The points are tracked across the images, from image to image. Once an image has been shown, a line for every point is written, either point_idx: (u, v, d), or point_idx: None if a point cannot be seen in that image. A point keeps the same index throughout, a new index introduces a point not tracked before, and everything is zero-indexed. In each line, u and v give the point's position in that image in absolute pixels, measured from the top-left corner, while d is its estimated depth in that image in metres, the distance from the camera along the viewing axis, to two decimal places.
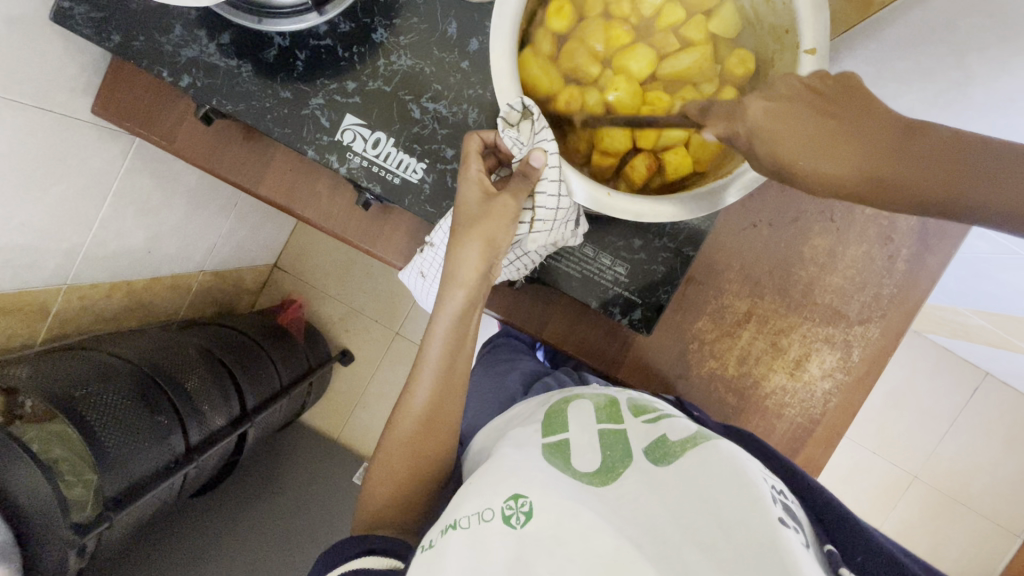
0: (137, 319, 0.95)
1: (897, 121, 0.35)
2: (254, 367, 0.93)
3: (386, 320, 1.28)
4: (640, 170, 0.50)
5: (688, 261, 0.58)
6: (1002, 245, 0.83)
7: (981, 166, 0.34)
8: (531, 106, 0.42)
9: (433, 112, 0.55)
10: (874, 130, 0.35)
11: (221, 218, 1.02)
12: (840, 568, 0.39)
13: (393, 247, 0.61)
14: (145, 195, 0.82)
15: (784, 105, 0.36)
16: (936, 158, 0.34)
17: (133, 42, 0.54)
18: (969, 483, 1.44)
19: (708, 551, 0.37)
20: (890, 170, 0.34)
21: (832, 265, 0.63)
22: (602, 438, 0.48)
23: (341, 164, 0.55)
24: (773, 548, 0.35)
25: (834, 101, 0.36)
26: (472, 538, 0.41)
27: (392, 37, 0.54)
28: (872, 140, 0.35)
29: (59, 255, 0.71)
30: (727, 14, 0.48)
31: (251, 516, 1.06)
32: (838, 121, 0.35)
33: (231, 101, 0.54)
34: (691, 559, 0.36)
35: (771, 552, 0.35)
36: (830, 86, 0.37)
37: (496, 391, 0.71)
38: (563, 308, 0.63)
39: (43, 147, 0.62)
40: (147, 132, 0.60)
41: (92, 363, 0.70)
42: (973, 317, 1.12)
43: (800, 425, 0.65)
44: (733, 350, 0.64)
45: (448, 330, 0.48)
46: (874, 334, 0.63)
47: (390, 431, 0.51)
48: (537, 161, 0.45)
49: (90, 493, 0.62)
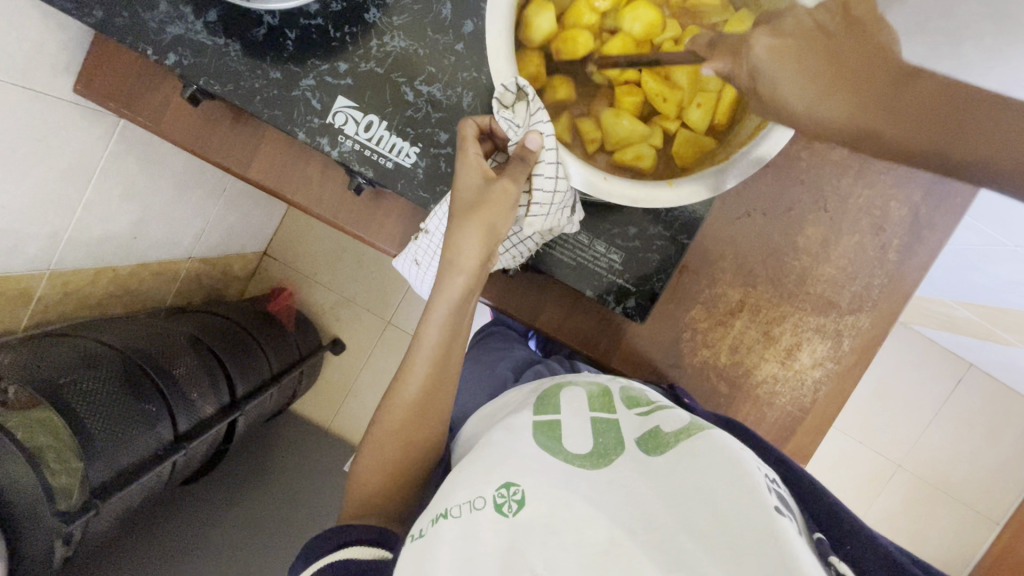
0: (124, 305, 0.94)
1: (898, 67, 0.37)
2: (242, 356, 0.91)
3: (377, 309, 1.27)
4: (624, 131, 0.48)
5: (682, 249, 0.58)
6: (990, 235, 0.84)
7: (972, 121, 0.35)
8: (525, 85, 0.42)
9: (427, 94, 0.54)
10: (874, 71, 0.37)
11: (209, 203, 0.99)
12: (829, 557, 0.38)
13: (385, 233, 0.60)
14: (131, 178, 0.80)
15: (785, 43, 0.38)
16: (922, 103, 0.36)
17: (116, 17, 0.52)
18: (951, 472, 1.46)
19: (709, 544, 0.36)
20: (877, 119, 0.36)
21: (825, 254, 0.63)
22: (596, 424, 0.48)
23: (333, 147, 0.54)
24: (771, 537, 0.35)
25: (835, 38, 0.38)
26: (465, 527, 0.41)
27: (385, 18, 0.53)
28: (868, 91, 0.37)
29: (43, 239, 0.70)
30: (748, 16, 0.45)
31: (239, 506, 1.05)
32: (841, 64, 0.37)
33: (219, 82, 0.53)
34: (690, 551, 0.36)
35: (769, 543, 0.34)
36: (841, 36, 0.38)
37: (488, 377, 0.71)
38: (558, 295, 0.63)
39: (23, 129, 0.61)
40: (130, 111, 0.59)
41: (78, 350, 0.69)
42: (959, 308, 1.14)
43: (790, 414, 0.65)
44: (725, 339, 0.64)
45: (445, 317, 0.47)
46: (864, 323, 0.64)
47: (381, 417, 0.50)
48: (533, 144, 0.44)
49: (76, 481, 0.62)
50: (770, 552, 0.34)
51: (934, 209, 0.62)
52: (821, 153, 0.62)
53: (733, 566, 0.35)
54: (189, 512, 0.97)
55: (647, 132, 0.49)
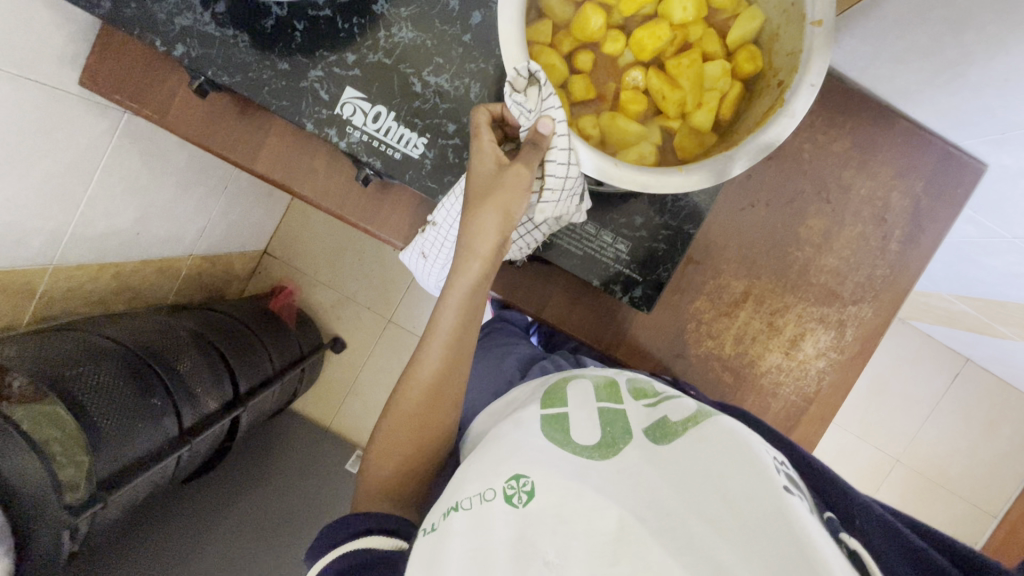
0: (125, 302, 0.93)
1: None
2: (246, 352, 0.91)
3: (379, 307, 1.27)
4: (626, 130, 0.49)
5: (688, 239, 0.59)
6: (988, 227, 0.85)
7: None
8: (537, 70, 0.43)
9: (435, 86, 0.54)
10: None
11: (211, 200, 0.99)
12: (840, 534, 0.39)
13: (392, 225, 0.60)
14: (135, 174, 0.80)
15: None
16: None
17: (124, 9, 0.52)
18: (949, 467, 1.47)
19: (719, 526, 0.37)
20: None
21: (828, 245, 0.64)
22: (602, 415, 0.47)
23: (340, 138, 0.54)
24: (784, 520, 0.35)
25: None
26: (475, 519, 0.40)
27: (393, 9, 0.53)
28: None
29: (46, 235, 0.70)
30: (750, 25, 0.49)
31: (243, 504, 1.05)
32: None
33: (227, 73, 0.53)
34: (702, 534, 0.36)
35: (780, 525, 0.35)
36: None
37: (494, 370, 0.71)
38: (564, 287, 0.63)
39: (27, 122, 0.60)
40: (137, 105, 0.59)
41: (84, 345, 0.69)
42: (957, 302, 1.15)
43: (794, 404, 0.66)
44: (729, 330, 0.65)
45: (459, 303, 0.47)
46: (866, 314, 0.64)
47: (395, 403, 0.50)
48: (545, 128, 0.44)
49: (83, 476, 0.61)
50: (782, 536, 0.34)
51: (935, 200, 0.63)
52: (823, 144, 0.62)
53: (745, 548, 0.35)
54: (192, 510, 0.97)
55: (645, 131, 0.49)
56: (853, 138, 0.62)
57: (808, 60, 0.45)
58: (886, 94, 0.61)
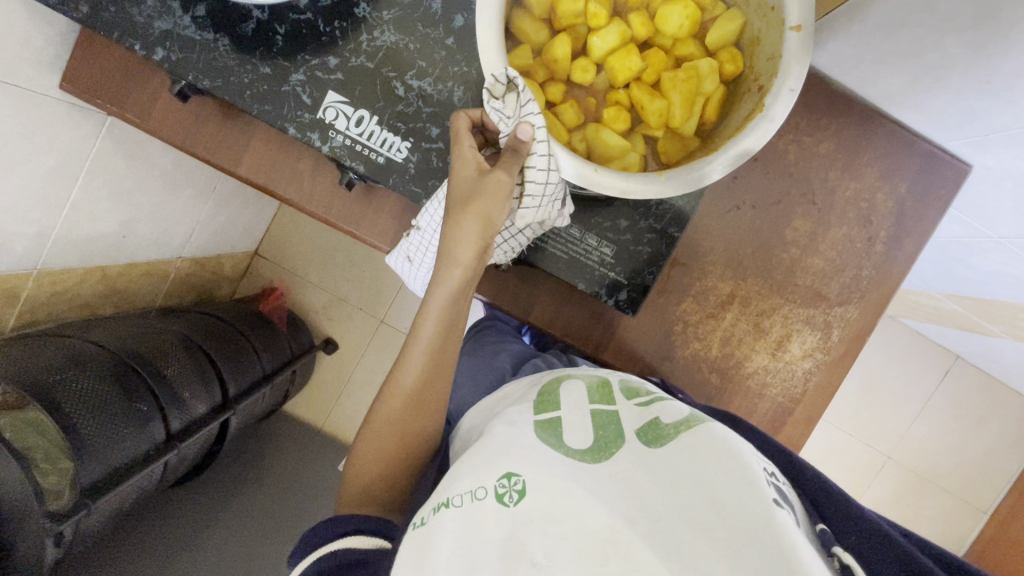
0: (112, 305, 0.93)
1: None
2: (235, 355, 0.91)
3: (370, 307, 1.26)
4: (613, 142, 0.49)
5: (672, 242, 0.59)
6: (974, 227, 0.85)
7: None
8: (515, 77, 0.43)
9: (418, 89, 0.54)
10: None
11: (198, 202, 0.99)
12: (833, 549, 0.39)
13: (377, 228, 0.60)
14: (120, 177, 0.79)
15: None
16: None
17: (103, 12, 0.52)
18: (939, 463, 1.49)
19: (705, 532, 0.37)
20: None
21: (814, 247, 0.64)
22: (595, 418, 0.48)
23: (323, 142, 0.54)
24: (769, 528, 0.35)
25: None
26: (466, 516, 0.41)
27: (375, 12, 0.53)
28: None
29: (29, 239, 0.69)
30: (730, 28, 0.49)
31: (232, 507, 1.05)
32: None
33: (208, 77, 0.53)
34: (689, 540, 0.36)
35: (765, 535, 0.35)
36: None
37: (483, 373, 0.71)
38: (550, 289, 0.63)
39: (9, 127, 0.60)
40: (118, 108, 0.58)
41: (68, 350, 0.68)
42: (945, 301, 1.16)
43: (781, 405, 0.66)
44: (716, 331, 0.65)
45: (442, 309, 0.47)
46: (852, 315, 0.64)
47: (379, 407, 0.50)
48: (524, 135, 0.43)
49: (67, 482, 0.62)
50: (770, 545, 0.34)
51: (920, 202, 0.63)
52: (808, 146, 0.62)
53: (734, 561, 0.35)
54: (180, 514, 0.97)
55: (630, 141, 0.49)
56: (838, 140, 0.62)
57: (787, 63, 0.45)
58: (870, 96, 0.61)
